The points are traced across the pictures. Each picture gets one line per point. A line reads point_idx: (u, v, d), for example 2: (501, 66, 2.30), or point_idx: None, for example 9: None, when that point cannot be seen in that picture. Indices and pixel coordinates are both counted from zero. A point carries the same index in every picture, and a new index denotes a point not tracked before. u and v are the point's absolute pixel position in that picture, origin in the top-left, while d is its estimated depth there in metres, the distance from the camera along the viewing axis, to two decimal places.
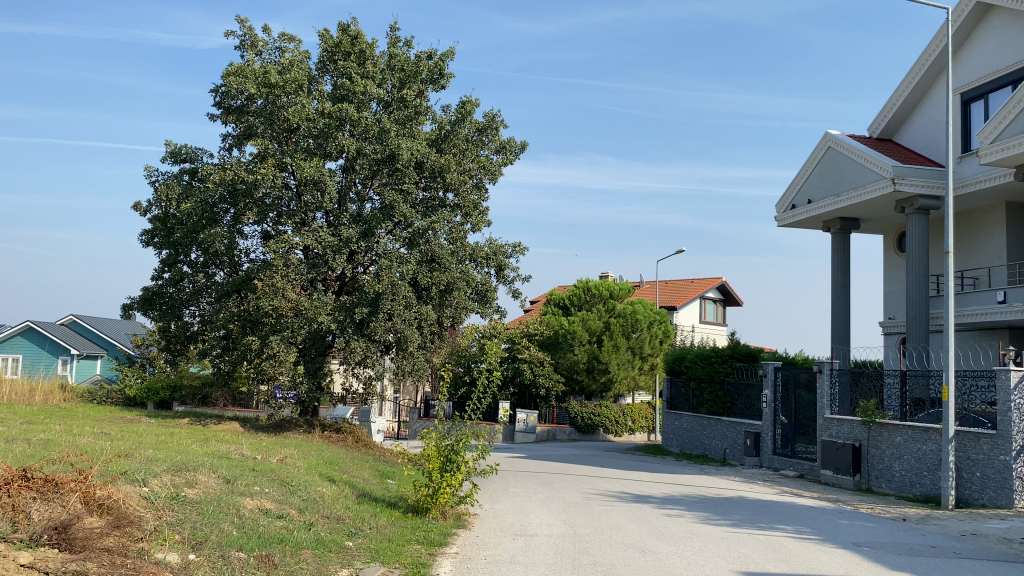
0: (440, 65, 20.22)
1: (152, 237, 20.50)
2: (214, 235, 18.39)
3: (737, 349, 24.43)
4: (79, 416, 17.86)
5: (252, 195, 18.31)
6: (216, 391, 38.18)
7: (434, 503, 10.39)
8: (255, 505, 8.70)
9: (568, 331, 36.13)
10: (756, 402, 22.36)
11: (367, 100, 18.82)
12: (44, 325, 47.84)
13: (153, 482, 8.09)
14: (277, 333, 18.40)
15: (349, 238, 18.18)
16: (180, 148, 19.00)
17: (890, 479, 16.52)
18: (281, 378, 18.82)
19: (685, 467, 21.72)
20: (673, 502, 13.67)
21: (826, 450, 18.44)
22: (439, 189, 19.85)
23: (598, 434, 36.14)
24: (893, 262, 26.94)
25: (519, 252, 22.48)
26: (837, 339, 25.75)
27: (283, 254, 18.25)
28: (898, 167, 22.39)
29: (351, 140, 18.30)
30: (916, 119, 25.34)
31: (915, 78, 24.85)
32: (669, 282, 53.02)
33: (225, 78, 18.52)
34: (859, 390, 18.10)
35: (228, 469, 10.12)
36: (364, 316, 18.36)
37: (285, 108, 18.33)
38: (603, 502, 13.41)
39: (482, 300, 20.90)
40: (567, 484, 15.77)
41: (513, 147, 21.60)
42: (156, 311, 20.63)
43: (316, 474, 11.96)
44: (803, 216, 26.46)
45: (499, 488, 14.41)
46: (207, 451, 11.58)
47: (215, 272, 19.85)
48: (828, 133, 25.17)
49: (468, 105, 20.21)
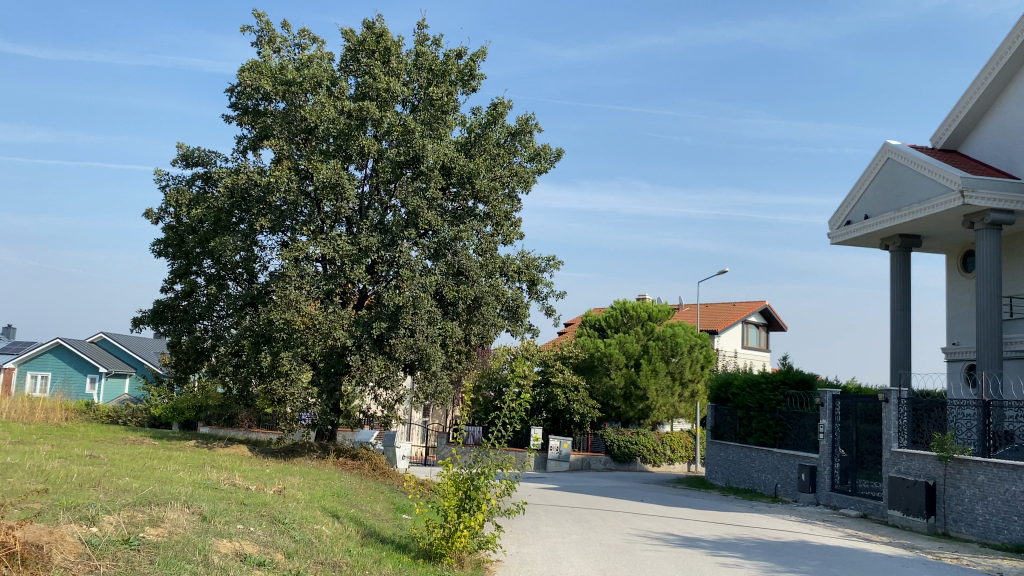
0: (470, 65, 18.85)
1: (165, 248, 19.31)
2: (225, 243, 17.12)
3: (789, 374, 22.15)
4: (78, 436, 16.64)
5: (266, 200, 16.97)
6: (240, 412, 37.03)
7: (449, 548, 8.82)
8: (232, 549, 7.21)
9: (604, 354, 34.66)
10: (812, 433, 20.46)
11: (393, 98, 17.43)
12: (75, 343, 47.40)
13: (104, 520, 6.62)
14: (289, 348, 17.03)
15: (369, 247, 16.81)
16: (192, 151, 17.82)
17: (971, 524, 14.56)
18: (293, 399, 17.40)
19: (733, 503, 19.89)
20: (727, 547, 11.92)
21: (894, 489, 16.53)
22: (467, 198, 18.44)
23: (635, 464, 34.18)
24: (958, 284, 24.94)
25: (553, 266, 21.00)
26: (897, 364, 23.73)
27: (298, 264, 16.94)
28: (968, 178, 20.50)
29: (372, 141, 16.91)
30: (985, 130, 23.47)
31: (984, 83, 22.98)
32: (710, 306, 51.15)
33: (239, 75, 17.20)
34: (933, 423, 16.21)
35: (210, 502, 8.64)
36: (383, 331, 16.92)
37: (303, 108, 17.04)
38: (647, 546, 11.72)
39: (513, 317, 19.43)
40: (604, 522, 14.10)
41: (548, 154, 20.15)
42: (167, 325, 19.37)
43: (318, 509, 10.44)
44: (859, 233, 24.64)
45: (529, 527, 12.81)
46: (193, 479, 10.11)
47: (228, 284, 18.56)
48: (888, 143, 23.40)
49: (500, 107, 18.85)
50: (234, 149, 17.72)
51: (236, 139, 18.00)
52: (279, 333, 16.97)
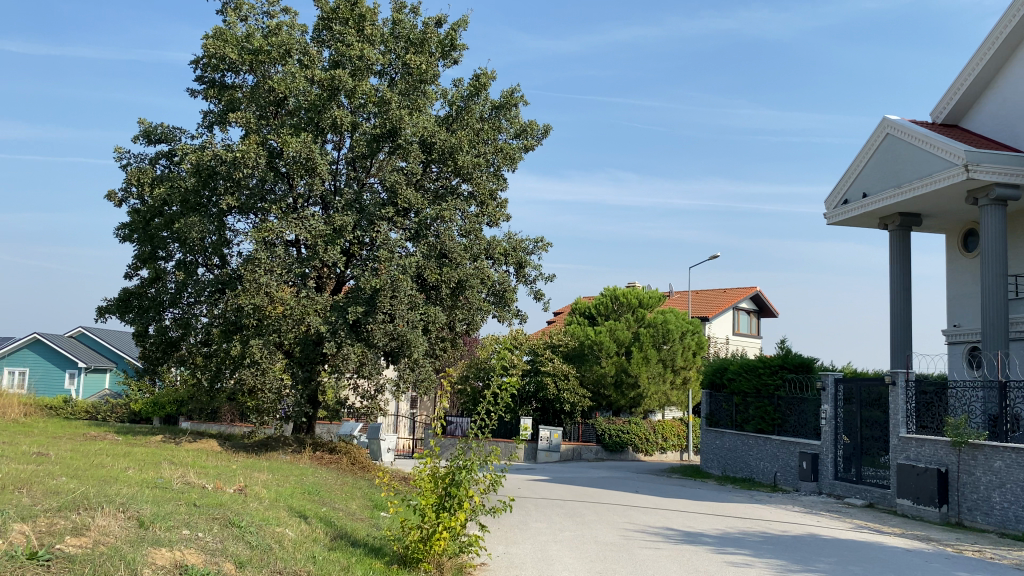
0: (451, 35, 17.79)
1: (130, 232, 18.18)
2: (191, 225, 15.98)
3: (788, 358, 21.41)
4: (34, 433, 15.53)
5: (234, 178, 15.82)
6: (221, 406, 35.90)
7: (427, 552, 7.83)
8: (171, 560, 6.20)
9: (594, 342, 33.61)
10: (813, 419, 19.61)
11: (368, 68, 16.31)
12: (52, 338, 46.16)
13: (11, 531, 5.61)
14: (261, 336, 15.95)
15: (344, 226, 15.74)
16: (154, 127, 16.69)
17: (987, 513, 13.71)
18: (265, 391, 16.25)
19: (731, 494, 19.03)
20: (733, 543, 10.98)
21: (903, 477, 15.64)
22: (450, 175, 17.41)
23: (627, 454, 33.29)
24: (960, 263, 24.11)
25: (541, 248, 20.00)
26: (898, 347, 22.88)
27: (268, 246, 15.79)
28: (973, 152, 19.59)
29: (346, 113, 15.78)
30: (987, 103, 22.62)
31: (986, 54, 22.05)
32: (701, 292, 50.26)
33: (202, 44, 16.03)
34: (944, 407, 15.33)
35: (154, 504, 7.62)
36: (360, 317, 15.84)
37: (273, 78, 15.97)
38: (645, 542, 10.77)
39: (499, 302, 18.44)
40: (598, 517, 13.18)
41: (535, 130, 19.11)
42: (133, 313, 18.27)
43: (284, 509, 9.43)
44: (856, 212, 23.78)
45: (519, 524, 11.88)
46: (143, 478, 9.08)
47: (197, 270, 17.41)
48: (886, 118, 22.54)
49: (483, 78, 17.80)
50: (199, 125, 16.61)
51: (201, 114, 16.88)
52: (250, 320, 15.89)
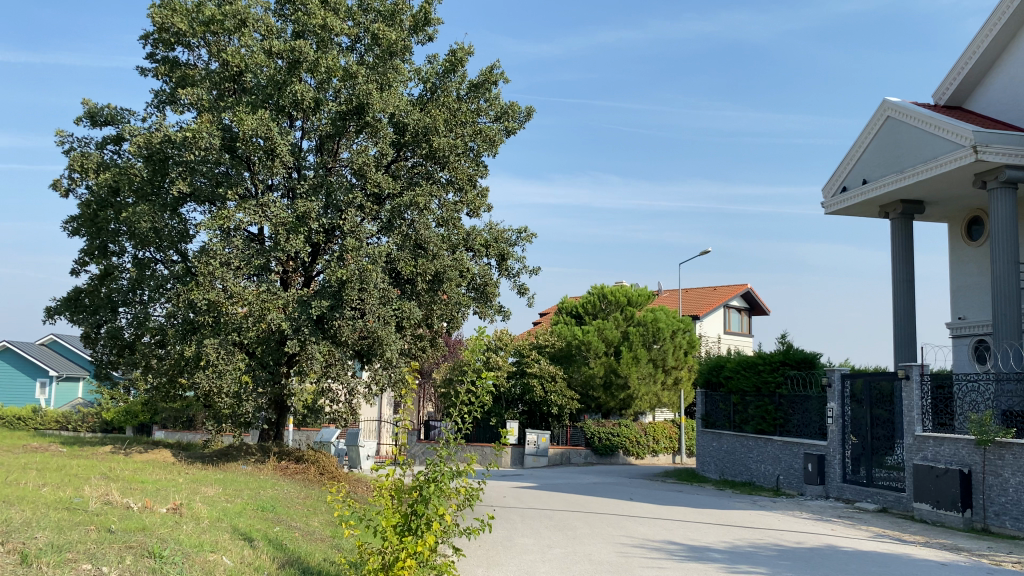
0: (425, 10, 16.53)
1: (79, 226, 16.71)
2: (139, 213, 14.52)
3: (790, 354, 20.39)
4: None
5: (184, 160, 14.35)
6: (195, 416, 34.32)
7: None
8: None
9: (582, 342, 32.35)
10: (817, 417, 18.40)
11: (332, 39, 14.96)
12: (22, 346, 44.37)
13: None
14: (218, 335, 14.56)
15: (309, 213, 14.34)
16: (100, 108, 15.28)
17: (1018, 518, 12.48)
18: (223, 396, 14.84)
19: (732, 499, 17.80)
20: (746, 559, 9.64)
21: (921, 479, 14.41)
22: (426, 161, 16.11)
23: (618, 457, 32.17)
24: (964, 253, 23.00)
25: (525, 239, 18.66)
26: (902, 341, 21.71)
27: (224, 236, 14.36)
28: (981, 132, 18.38)
29: (308, 87, 14.38)
30: (995, 81, 21.40)
31: (993, 29, 20.82)
32: (690, 291, 49.20)
33: (149, 15, 14.64)
34: (965, 402, 14.06)
35: (52, 531, 6.23)
36: (325, 312, 14.47)
37: (228, 52, 14.60)
38: (647, 561, 9.39)
39: (481, 296, 17.09)
40: (592, 530, 11.81)
41: (516, 113, 17.83)
42: (82, 314, 16.80)
43: (226, 531, 8.02)
44: (856, 200, 22.61)
45: (502, 543, 10.52)
46: (55, 498, 7.65)
47: (151, 264, 15.94)
48: (887, 100, 21.43)
49: (459, 53, 16.47)
50: (148, 105, 15.20)
51: (152, 93, 15.49)
52: (206, 318, 14.50)
